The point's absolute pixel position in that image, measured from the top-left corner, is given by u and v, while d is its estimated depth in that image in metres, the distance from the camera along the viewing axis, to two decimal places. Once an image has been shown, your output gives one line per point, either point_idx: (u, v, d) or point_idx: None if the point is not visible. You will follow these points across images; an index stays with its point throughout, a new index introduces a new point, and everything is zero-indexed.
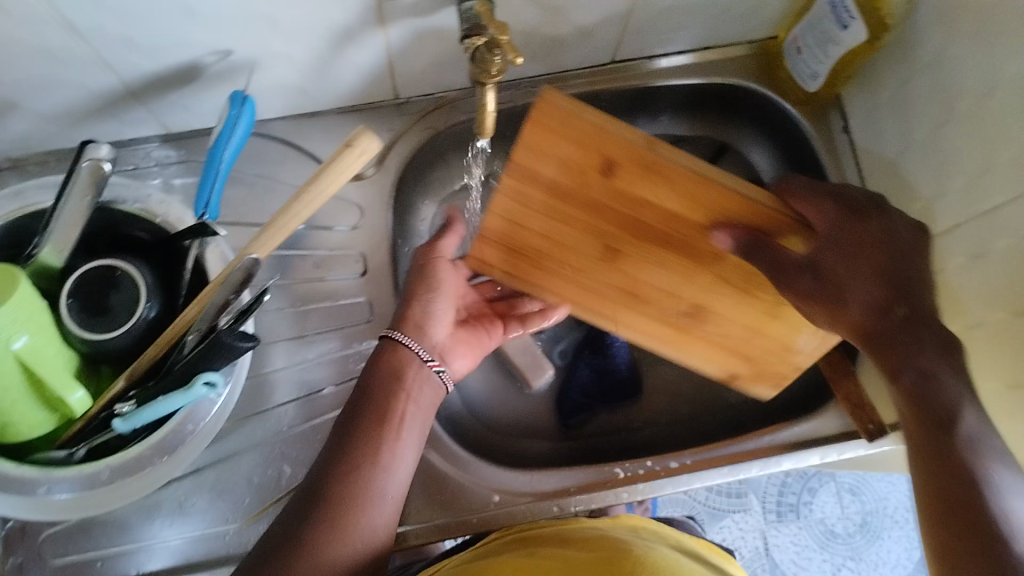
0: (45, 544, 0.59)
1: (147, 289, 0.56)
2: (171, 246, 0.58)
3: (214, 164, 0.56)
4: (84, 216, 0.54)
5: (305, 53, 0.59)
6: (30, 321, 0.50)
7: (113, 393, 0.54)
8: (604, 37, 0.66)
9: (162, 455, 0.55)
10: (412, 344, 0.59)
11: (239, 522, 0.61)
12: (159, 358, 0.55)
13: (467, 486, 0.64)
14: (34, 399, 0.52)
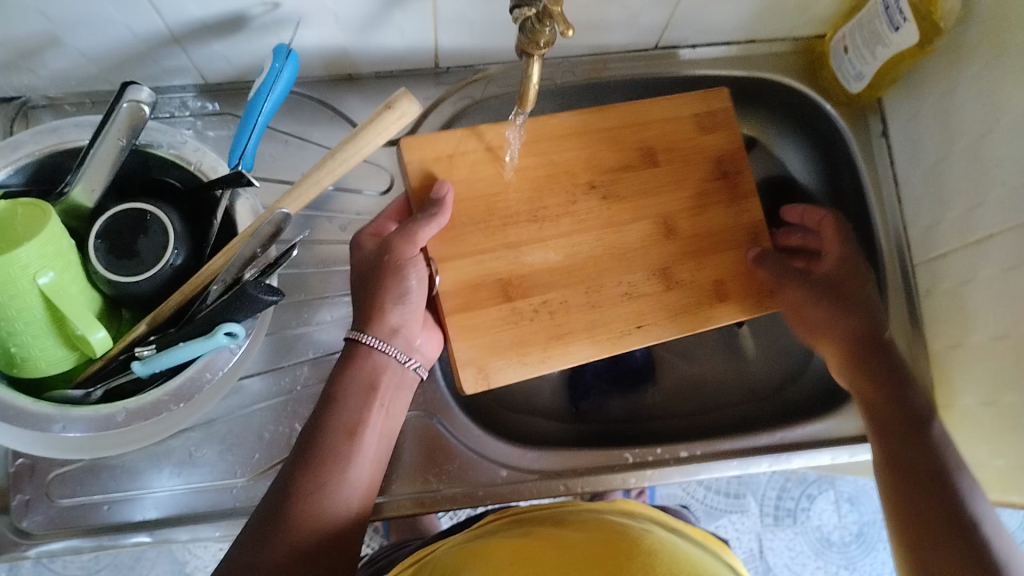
0: (53, 483, 0.59)
1: (176, 235, 0.56)
2: (202, 194, 0.58)
3: (252, 116, 0.55)
4: (118, 158, 0.54)
5: (351, 12, 0.58)
6: (56, 257, 0.50)
7: (136, 336, 0.54)
8: (651, 20, 0.66)
9: (179, 402, 0.54)
10: (387, 350, 0.56)
11: (247, 477, 0.61)
12: (183, 305, 0.55)
13: (477, 460, 0.64)
14: (57, 336, 0.52)
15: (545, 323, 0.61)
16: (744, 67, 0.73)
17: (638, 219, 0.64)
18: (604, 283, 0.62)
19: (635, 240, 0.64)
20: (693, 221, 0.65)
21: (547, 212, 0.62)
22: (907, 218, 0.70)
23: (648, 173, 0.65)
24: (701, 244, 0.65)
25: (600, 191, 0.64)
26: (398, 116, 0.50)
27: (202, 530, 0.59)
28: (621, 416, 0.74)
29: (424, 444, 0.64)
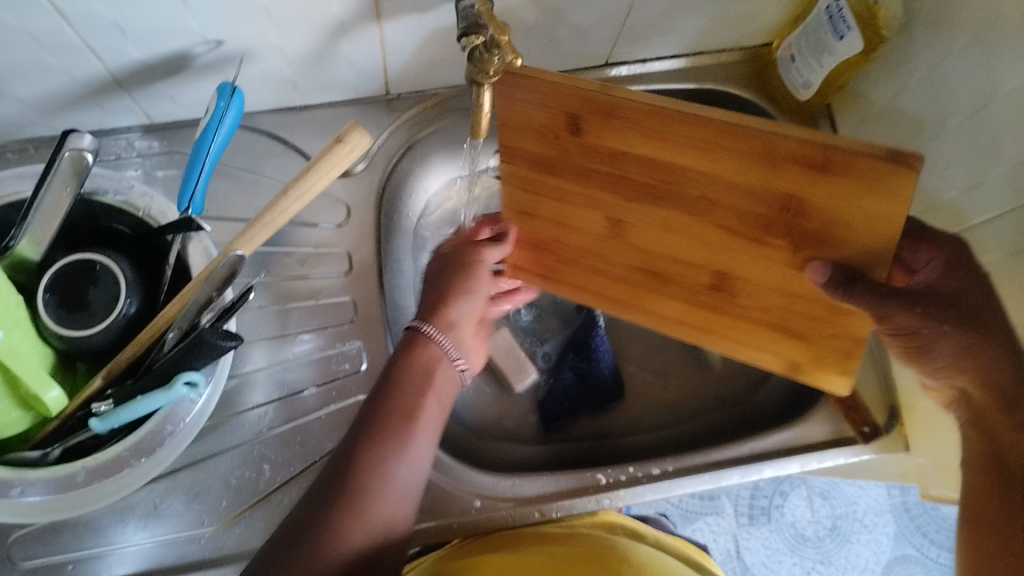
0: (15, 545, 0.57)
1: (128, 284, 0.54)
2: (152, 240, 0.56)
3: (199, 158, 0.54)
4: (65, 208, 0.53)
5: (298, 45, 0.57)
6: (4, 317, 0.49)
7: (90, 392, 0.52)
8: (601, 38, 0.66)
9: (140, 457, 0.52)
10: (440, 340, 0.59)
11: (216, 526, 0.59)
12: (137, 355, 0.53)
13: (449, 492, 0.63)
14: (9, 396, 0.51)
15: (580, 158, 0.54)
16: (694, 79, 0.73)
17: (732, 216, 0.52)
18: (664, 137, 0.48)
19: (710, 174, 0.50)
20: (813, 187, 0.47)
21: (626, 218, 0.56)
22: None
23: (740, 268, 0.56)
24: (841, 198, 0.46)
25: (678, 243, 0.56)
26: (353, 147, 0.50)
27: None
28: (591, 433, 0.74)
29: None
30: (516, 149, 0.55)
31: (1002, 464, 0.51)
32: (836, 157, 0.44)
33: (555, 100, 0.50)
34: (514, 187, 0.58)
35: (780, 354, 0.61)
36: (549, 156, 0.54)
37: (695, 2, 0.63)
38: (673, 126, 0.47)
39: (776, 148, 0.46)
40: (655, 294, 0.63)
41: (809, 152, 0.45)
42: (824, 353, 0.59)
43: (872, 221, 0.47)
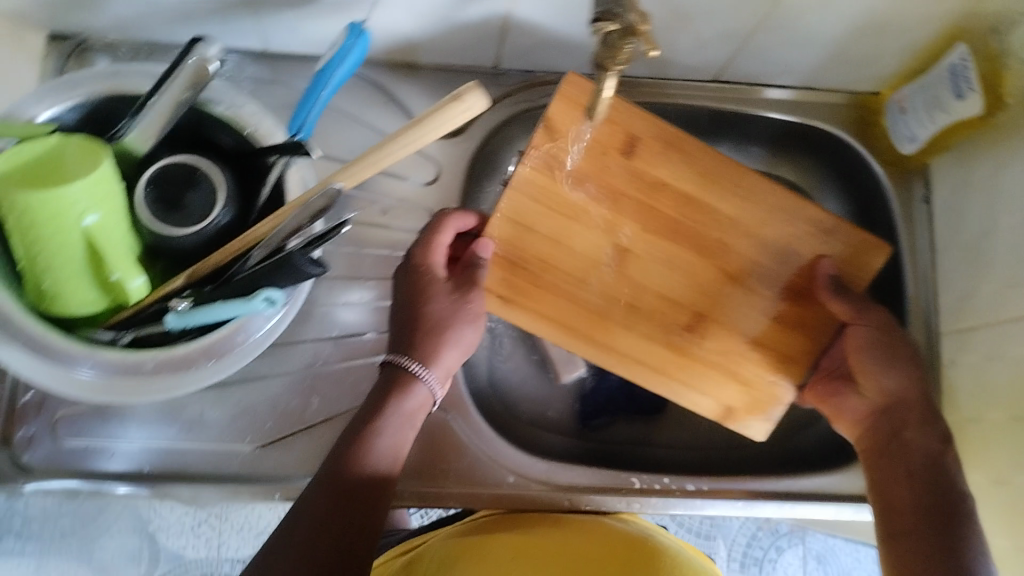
0: (60, 421, 0.60)
1: (226, 195, 0.56)
2: (255, 159, 0.58)
3: (319, 88, 0.55)
4: (175, 111, 0.54)
5: (428, 2, 0.58)
6: (105, 200, 0.50)
7: (171, 289, 0.54)
8: (717, 53, 0.66)
9: (209, 359, 0.53)
10: (424, 378, 0.55)
11: (256, 445, 0.61)
12: (223, 264, 0.55)
13: (485, 463, 0.64)
14: (91, 277, 0.53)
15: (642, 189, 0.60)
16: (796, 113, 0.73)
17: (731, 256, 0.62)
18: (713, 193, 0.61)
19: (738, 224, 0.62)
20: (817, 247, 0.62)
21: (630, 244, 0.61)
22: (940, 288, 0.70)
23: (721, 312, 0.62)
24: (785, 269, 0.63)
25: (681, 278, 0.62)
26: (466, 110, 0.50)
27: (204, 492, 0.60)
28: (625, 438, 0.74)
29: (438, 441, 0.64)
30: (563, 159, 0.59)
31: (921, 470, 0.57)
32: (847, 231, 0.62)
33: (623, 119, 0.60)
34: (527, 195, 0.59)
35: (718, 400, 0.63)
36: (588, 173, 0.59)
37: (819, 37, 0.63)
38: (725, 185, 0.61)
39: (793, 211, 0.62)
40: (624, 329, 0.62)
41: (829, 225, 0.62)
42: (760, 401, 0.64)
43: (857, 286, 0.62)
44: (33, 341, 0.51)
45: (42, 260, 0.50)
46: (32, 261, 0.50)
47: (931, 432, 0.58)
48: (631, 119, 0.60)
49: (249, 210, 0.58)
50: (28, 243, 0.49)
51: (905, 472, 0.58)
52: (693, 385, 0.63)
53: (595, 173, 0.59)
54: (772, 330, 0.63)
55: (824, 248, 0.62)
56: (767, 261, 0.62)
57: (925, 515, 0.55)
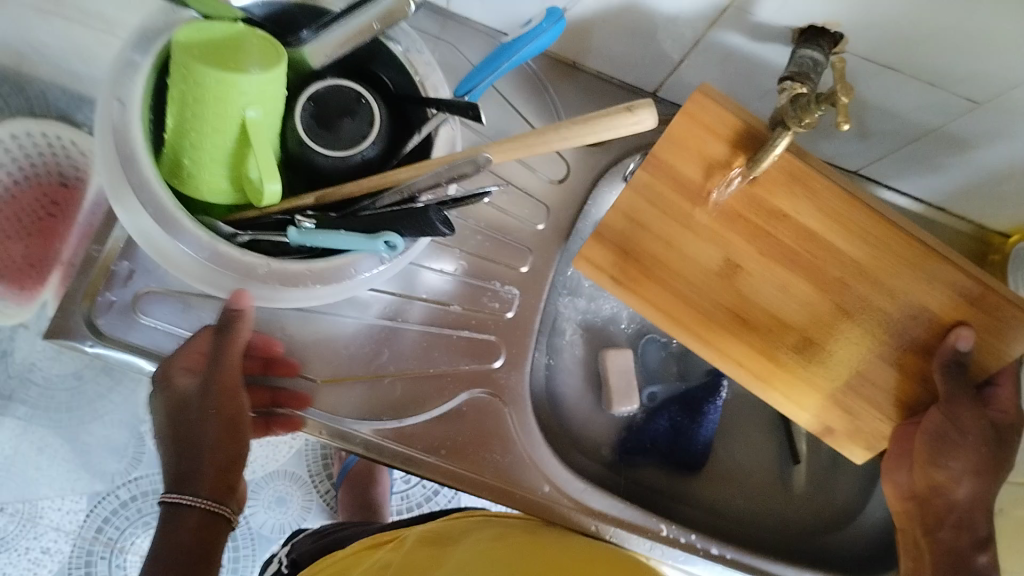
0: (143, 296, 0.60)
1: (378, 131, 0.56)
2: (413, 105, 0.58)
3: (496, 61, 0.56)
4: (362, 36, 0.54)
5: (622, 13, 0.58)
6: (269, 98, 0.51)
7: (300, 204, 0.55)
8: (873, 149, 0.66)
9: (318, 282, 0.54)
10: (187, 498, 0.52)
11: (318, 378, 0.62)
12: (352, 198, 0.56)
13: (528, 466, 0.64)
14: (230, 168, 0.53)
15: (757, 212, 0.55)
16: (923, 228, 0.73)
17: (856, 300, 0.57)
18: (856, 224, 0.54)
19: (867, 273, 0.56)
20: (955, 301, 0.55)
21: (744, 264, 0.58)
22: (1010, 438, 0.71)
23: (835, 346, 0.59)
24: (915, 319, 0.57)
25: (790, 306, 0.58)
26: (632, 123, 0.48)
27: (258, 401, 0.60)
28: (657, 486, 0.73)
29: (491, 428, 0.64)
30: (674, 170, 0.56)
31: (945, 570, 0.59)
32: (991, 299, 0.54)
33: (755, 140, 0.53)
34: (637, 194, 0.57)
35: (818, 417, 0.62)
36: (697, 190, 0.56)
37: (978, 166, 0.63)
38: (849, 221, 0.54)
39: (938, 266, 0.54)
40: (731, 337, 0.60)
41: (973, 284, 0.54)
42: (863, 429, 0.61)
43: (989, 354, 0.56)
44: (160, 211, 0.51)
45: (191, 136, 0.51)
46: (182, 134, 0.52)
47: (968, 536, 0.59)
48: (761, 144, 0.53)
49: (391, 154, 0.58)
50: (186, 116, 0.51)
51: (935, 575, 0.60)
52: (794, 389, 0.61)
53: (719, 181, 0.55)
54: (884, 378, 0.59)
55: (964, 307, 0.55)
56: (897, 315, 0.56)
57: None
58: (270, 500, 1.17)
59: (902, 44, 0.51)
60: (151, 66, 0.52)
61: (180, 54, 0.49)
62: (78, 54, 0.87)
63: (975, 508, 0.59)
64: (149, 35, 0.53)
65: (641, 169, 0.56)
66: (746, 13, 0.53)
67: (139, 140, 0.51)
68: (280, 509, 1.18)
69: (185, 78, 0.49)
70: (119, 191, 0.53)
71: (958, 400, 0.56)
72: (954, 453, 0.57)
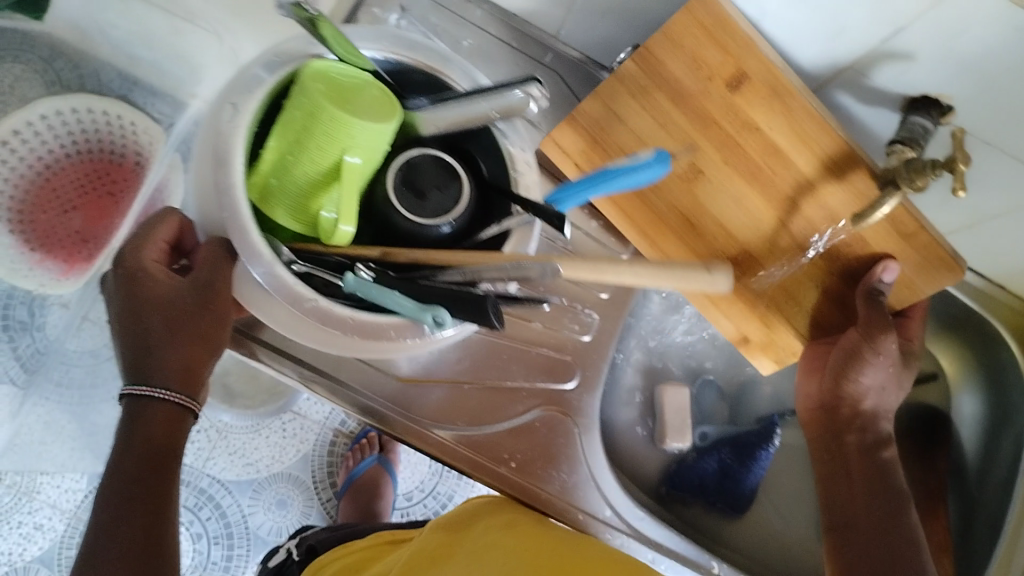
0: None
1: (462, 212, 0.56)
2: (500, 196, 0.58)
3: (591, 190, 0.51)
4: (476, 121, 0.55)
5: None
6: (371, 148, 0.52)
7: (364, 256, 0.53)
8: (950, 222, 0.69)
9: (359, 334, 0.51)
10: (155, 392, 0.52)
11: (399, 377, 0.63)
12: (414, 263, 0.53)
13: (591, 490, 0.65)
14: (312, 202, 0.53)
15: (728, 129, 0.59)
16: (982, 303, 0.76)
17: (803, 217, 0.60)
18: (813, 146, 0.57)
19: (820, 194, 0.59)
20: (889, 242, 0.60)
21: (707, 170, 0.61)
22: None
23: (768, 259, 0.63)
24: (853, 241, 0.60)
25: (737, 212, 0.62)
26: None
27: (337, 390, 0.62)
28: (698, 523, 0.75)
29: (558, 446, 0.65)
30: (671, 79, 0.58)
31: (861, 477, 0.68)
32: (921, 239, 0.58)
33: (741, 55, 0.55)
34: (619, 82, 0.60)
35: (737, 327, 0.67)
36: (688, 92, 0.59)
37: None
38: (815, 144, 0.57)
39: (885, 200, 0.57)
40: (676, 237, 0.65)
41: (909, 227, 0.58)
42: (773, 345, 0.67)
43: (905, 287, 0.62)
44: (234, 220, 0.50)
45: (288, 162, 0.52)
46: (277, 155, 0.52)
47: (871, 435, 0.68)
48: (750, 56, 0.55)
49: (466, 236, 0.57)
50: (287, 140, 0.51)
51: (858, 489, 0.68)
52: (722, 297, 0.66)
53: (696, 87, 0.58)
54: (803, 292, 0.65)
55: (895, 243, 0.59)
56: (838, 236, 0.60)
57: (873, 533, 0.66)
58: (271, 502, 1.16)
59: (1012, 125, 0.54)
60: (273, 83, 0.53)
61: (307, 80, 0.51)
62: (142, 37, 0.88)
63: (878, 415, 0.69)
64: (279, 54, 0.54)
65: (630, 62, 0.59)
66: (863, 76, 0.55)
67: (238, 146, 0.51)
68: (281, 512, 1.16)
69: (301, 104, 0.50)
70: (203, 184, 0.52)
71: (876, 325, 0.61)
72: (863, 369, 0.64)
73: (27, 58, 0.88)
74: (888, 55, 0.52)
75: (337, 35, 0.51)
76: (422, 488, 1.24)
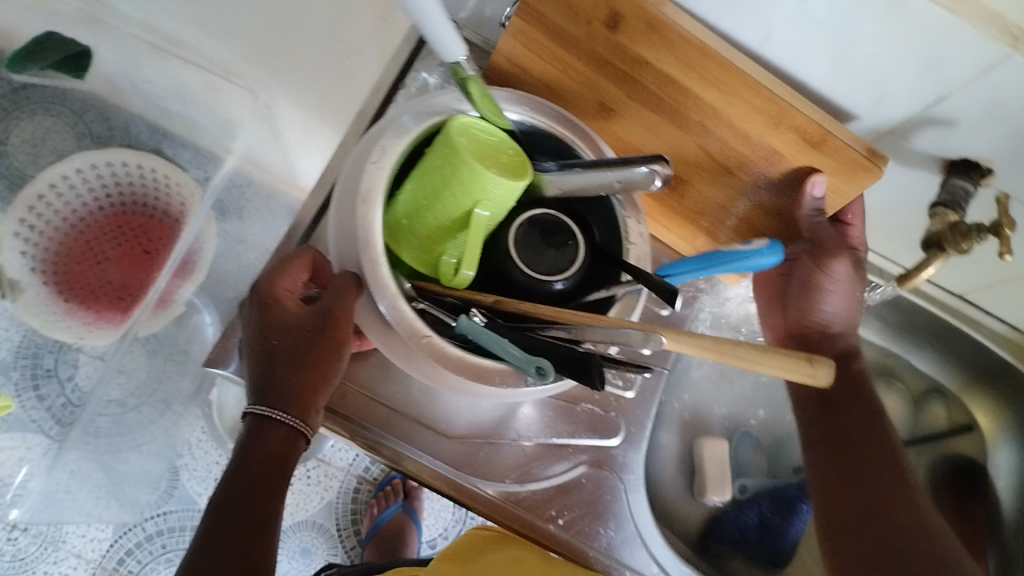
0: None
1: (575, 270, 0.55)
2: (609, 260, 0.57)
3: (704, 270, 0.54)
4: (598, 189, 0.53)
5: None
6: (501, 204, 0.52)
7: (481, 301, 0.53)
8: (986, 277, 0.70)
9: (466, 375, 0.50)
10: (274, 413, 0.52)
11: (448, 434, 0.64)
12: (525, 314, 0.52)
13: (634, 546, 0.65)
14: (441, 243, 0.54)
15: (622, 63, 0.53)
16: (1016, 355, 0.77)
17: (718, 141, 0.55)
18: (709, 76, 0.50)
19: (726, 118, 0.53)
20: (800, 151, 0.53)
21: (615, 101, 0.57)
22: None
23: (697, 184, 0.61)
24: (765, 155, 0.55)
25: (647, 132, 0.59)
26: (807, 375, 0.42)
27: (385, 446, 0.63)
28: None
29: (602, 501, 0.65)
30: (553, 26, 0.53)
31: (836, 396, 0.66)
32: (834, 145, 0.51)
33: None
34: (516, 43, 0.56)
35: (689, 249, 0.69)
36: (575, 38, 0.53)
37: None
38: (706, 74, 0.50)
39: (788, 119, 0.51)
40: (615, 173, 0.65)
41: (816, 135, 0.51)
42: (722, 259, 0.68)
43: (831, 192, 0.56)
44: (368, 249, 0.51)
45: (421, 205, 0.52)
46: (411, 198, 0.53)
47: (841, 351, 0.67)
48: None
49: (574, 297, 0.56)
50: (422, 185, 0.52)
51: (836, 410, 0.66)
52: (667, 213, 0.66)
53: (578, 30, 0.52)
54: (739, 208, 0.61)
55: (811, 158, 0.53)
56: (753, 154, 0.55)
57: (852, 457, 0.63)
58: (295, 551, 1.16)
59: None
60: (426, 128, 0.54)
61: (452, 131, 0.51)
62: (175, 91, 0.95)
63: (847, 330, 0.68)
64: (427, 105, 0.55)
65: (514, 16, 0.54)
66: (903, 140, 0.57)
67: (381, 185, 0.52)
68: (304, 561, 1.16)
69: (441, 152, 0.51)
70: (343, 216, 0.54)
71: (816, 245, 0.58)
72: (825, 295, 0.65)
73: (59, 111, 0.90)
74: (931, 122, 0.54)
75: (485, 95, 0.52)
76: (445, 536, 1.24)
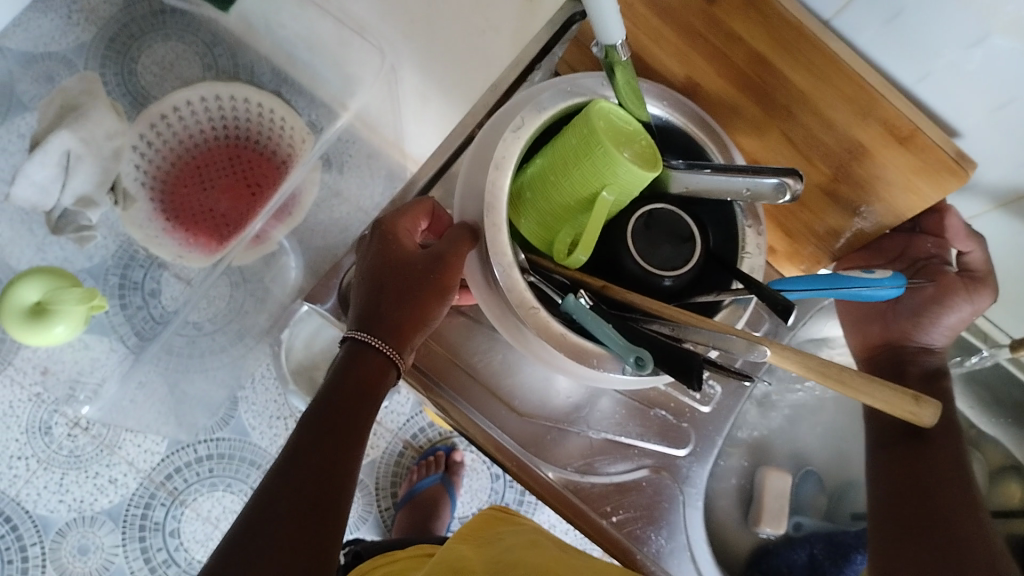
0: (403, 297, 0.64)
1: (687, 270, 0.55)
2: (723, 266, 0.57)
3: (819, 288, 0.53)
4: (728, 194, 0.53)
5: None
6: (626, 189, 0.52)
7: (590, 285, 0.53)
8: None
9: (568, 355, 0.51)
10: (373, 342, 0.54)
11: (520, 411, 0.65)
12: (628, 303, 0.53)
13: (681, 558, 0.65)
14: (562, 220, 0.55)
15: (718, 37, 0.53)
16: None
17: (801, 129, 0.55)
18: (796, 54, 0.50)
19: (814, 104, 0.52)
20: (882, 149, 0.52)
21: (704, 84, 0.57)
22: None
23: None
24: (846, 148, 0.54)
25: (742, 121, 0.58)
26: (913, 411, 0.44)
27: (455, 409, 0.64)
28: None
29: (657, 508, 0.65)
30: None
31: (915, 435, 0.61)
32: (919, 142, 0.50)
33: None
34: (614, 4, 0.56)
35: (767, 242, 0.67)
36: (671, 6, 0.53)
37: None
38: (799, 53, 0.50)
39: (873, 109, 0.50)
40: None
41: (903, 131, 0.50)
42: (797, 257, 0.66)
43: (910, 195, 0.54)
44: (492, 211, 0.52)
45: (550, 180, 0.53)
46: (541, 171, 0.54)
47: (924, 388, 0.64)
48: None
49: (680, 294, 0.56)
50: (553, 162, 0.53)
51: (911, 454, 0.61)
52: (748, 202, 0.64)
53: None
54: (820, 207, 0.60)
55: (890, 158, 0.52)
56: (836, 145, 0.54)
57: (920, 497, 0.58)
58: None
59: None
60: (560, 109, 0.55)
61: (593, 114, 0.51)
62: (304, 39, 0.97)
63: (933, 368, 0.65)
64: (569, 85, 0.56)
65: None
66: None
67: (515, 156, 0.53)
68: None
69: (579, 133, 0.51)
70: (473, 179, 0.56)
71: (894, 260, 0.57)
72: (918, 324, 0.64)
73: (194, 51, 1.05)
74: None
75: (630, 82, 0.53)
76: None
